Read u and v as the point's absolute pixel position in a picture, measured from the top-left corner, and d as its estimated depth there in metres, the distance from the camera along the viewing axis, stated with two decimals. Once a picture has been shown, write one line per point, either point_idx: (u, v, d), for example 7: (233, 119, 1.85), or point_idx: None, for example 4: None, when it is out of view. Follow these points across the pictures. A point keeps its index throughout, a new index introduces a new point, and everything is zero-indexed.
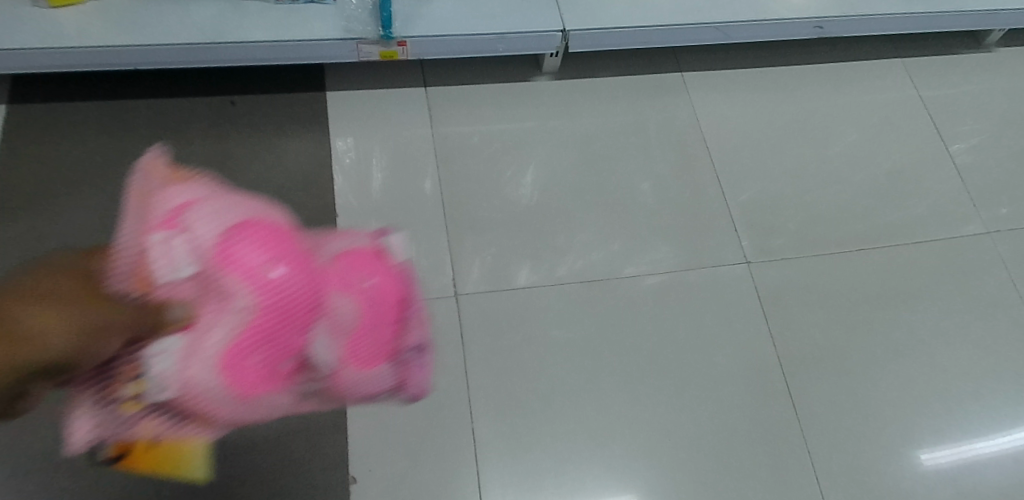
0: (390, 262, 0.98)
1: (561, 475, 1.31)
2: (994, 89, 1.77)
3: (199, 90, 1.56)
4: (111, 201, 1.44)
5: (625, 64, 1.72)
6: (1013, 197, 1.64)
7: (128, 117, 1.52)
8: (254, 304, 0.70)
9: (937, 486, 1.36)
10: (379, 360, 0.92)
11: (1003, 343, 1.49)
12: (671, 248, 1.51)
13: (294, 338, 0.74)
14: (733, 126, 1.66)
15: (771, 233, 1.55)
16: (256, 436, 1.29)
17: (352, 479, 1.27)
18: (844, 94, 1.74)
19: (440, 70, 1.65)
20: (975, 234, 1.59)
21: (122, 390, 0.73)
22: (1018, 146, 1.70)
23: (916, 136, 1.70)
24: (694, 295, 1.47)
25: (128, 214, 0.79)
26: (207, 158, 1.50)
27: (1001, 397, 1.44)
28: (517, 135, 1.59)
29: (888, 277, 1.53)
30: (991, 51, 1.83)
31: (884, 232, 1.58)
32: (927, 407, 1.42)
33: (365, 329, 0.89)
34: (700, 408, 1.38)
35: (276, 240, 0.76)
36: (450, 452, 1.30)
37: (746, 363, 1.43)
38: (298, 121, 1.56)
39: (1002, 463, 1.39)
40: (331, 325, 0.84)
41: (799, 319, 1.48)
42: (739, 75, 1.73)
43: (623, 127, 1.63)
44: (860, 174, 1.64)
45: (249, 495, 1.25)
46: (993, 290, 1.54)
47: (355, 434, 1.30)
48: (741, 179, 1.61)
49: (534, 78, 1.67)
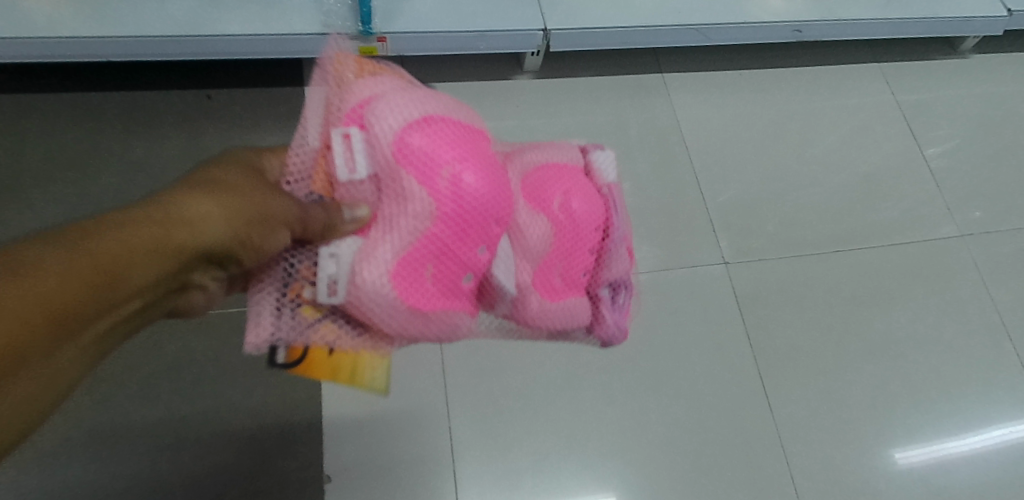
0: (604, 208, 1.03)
1: (539, 473, 1.30)
2: (968, 95, 1.80)
3: (175, 83, 1.54)
4: (84, 194, 1.41)
5: (606, 64, 1.72)
6: (985, 201, 1.67)
7: (101, 110, 1.50)
8: (435, 209, 0.79)
9: (910, 485, 1.38)
10: (569, 292, 0.98)
11: (975, 345, 1.51)
12: (649, 248, 1.52)
13: (474, 239, 0.83)
14: (713, 128, 1.67)
15: (749, 234, 1.57)
16: (230, 433, 1.28)
17: (327, 477, 1.26)
18: (822, 97, 1.75)
19: (420, 67, 1.64)
20: (948, 237, 1.62)
21: (306, 293, 0.87)
22: (991, 151, 1.73)
23: (892, 140, 1.72)
24: (672, 295, 1.48)
25: (310, 117, 0.90)
26: (182, 152, 1.48)
27: (973, 397, 1.46)
28: (498, 134, 1.59)
29: (863, 278, 1.55)
30: (965, 57, 1.86)
31: (859, 234, 1.60)
32: (900, 407, 1.44)
33: (563, 254, 0.97)
34: (676, 407, 1.39)
35: (457, 146, 0.83)
36: (427, 450, 1.30)
37: (722, 363, 1.44)
38: (276, 116, 1.54)
39: (973, 462, 1.41)
40: (516, 246, 0.92)
41: (775, 319, 1.49)
42: (718, 76, 1.74)
43: (603, 127, 1.64)
44: (836, 177, 1.65)
45: (222, 493, 1.24)
46: (966, 293, 1.56)
47: (332, 431, 1.29)
48: (720, 180, 1.62)
49: (515, 77, 1.66)
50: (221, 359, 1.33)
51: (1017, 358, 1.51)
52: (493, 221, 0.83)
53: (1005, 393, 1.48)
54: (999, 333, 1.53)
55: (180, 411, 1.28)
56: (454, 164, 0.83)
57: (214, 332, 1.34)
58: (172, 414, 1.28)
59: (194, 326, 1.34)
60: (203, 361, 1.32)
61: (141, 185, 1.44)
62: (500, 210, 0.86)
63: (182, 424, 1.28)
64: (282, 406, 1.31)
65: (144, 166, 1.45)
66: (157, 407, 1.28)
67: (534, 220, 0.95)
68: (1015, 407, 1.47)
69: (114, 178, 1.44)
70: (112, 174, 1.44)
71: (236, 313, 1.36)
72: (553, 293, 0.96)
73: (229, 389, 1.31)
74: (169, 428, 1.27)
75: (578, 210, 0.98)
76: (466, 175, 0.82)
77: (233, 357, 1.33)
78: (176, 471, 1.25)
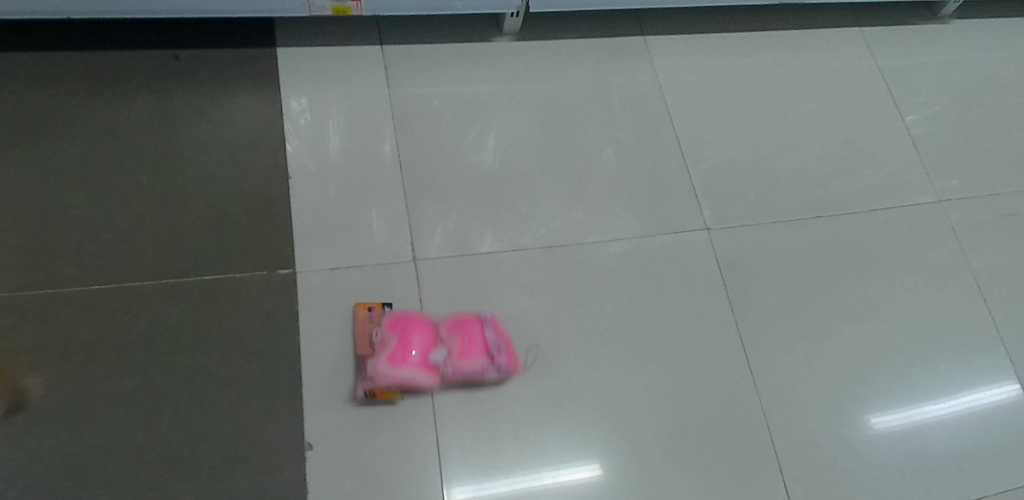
0: (498, 315, 1.37)
1: (521, 440, 1.30)
2: (949, 60, 1.79)
3: (141, 42, 1.49)
4: (48, 159, 1.37)
5: (588, 27, 1.69)
6: (964, 168, 1.67)
7: (64, 71, 1.44)
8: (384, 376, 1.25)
9: (886, 447, 1.40)
10: (476, 358, 1.29)
11: (952, 310, 1.53)
12: (632, 214, 1.51)
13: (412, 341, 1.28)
14: (695, 93, 1.65)
15: (731, 200, 1.56)
16: (207, 403, 1.26)
17: (307, 445, 1.25)
18: (804, 62, 1.74)
19: (397, 29, 1.60)
20: (927, 203, 1.62)
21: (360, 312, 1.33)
22: (970, 117, 1.73)
23: (873, 105, 1.72)
24: (654, 261, 1.47)
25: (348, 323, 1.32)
26: (151, 116, 1.43)
27: (948, 361, 1.48)
28: (478, 98, 1.56)
29: (843, 244, 1.55)
30: (947, 22, 1.85)
31: (840, 200, 1.59)
32: (879, 371, 1.45)
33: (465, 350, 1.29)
34: (658, 372, 1.39)
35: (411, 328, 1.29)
36: (408, 418, 1.29)
37: (704, 328, 1.44)
38: (248, 79, 1.49)
39: (948, 425, 1.43)
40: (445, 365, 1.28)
41: (757, 284, 1.49)
42: (701, 40, 1.72)
43: (585, 92, 1.61)
44: (818, 142, 1.65)
45: (200, 463, 1.22)
46: (944, 258, 1.57)
47: (312, 400, 1.28)
48: (702, 146, 1.60)
49: (494, 39, 1.63)
50: (195, 328, 1.30)
51: (993, 323, 1.53)
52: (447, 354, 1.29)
53: (980, 356, 1.50)
54: (975, 298, 1.55)
55: (154, 380, 1.26)
56: (412, 322, 1.30)
57: (188, 300, 1.32)
58: (146, 384, 1.26)
59: (167, 294, 1.31)
60: (177, 329, 1.30)
61: (109, 150, 1.39)
62: (431, 339, 1.30)
63: (157, 394, 1.25)
64: (260, 375, 1.28)
65: (111, 130, 1.41)
66: (131, 377, 1.26)
67: (458, 312, 1.36)
68: (990, 371, 1.49)
69: (79, 143, 1.39)
70: (78, 139, 1.39)
71: (210, 280, 1.33)
72: (463, 359, 1.28)
73: (205, 358, 1.28)
74: (144, 398, 1.25)
75: (481, 327, 1.32)
76: (411, 336, 1.28)
77: (209, 326, 1.30)
78: (152, 441, 1.23)
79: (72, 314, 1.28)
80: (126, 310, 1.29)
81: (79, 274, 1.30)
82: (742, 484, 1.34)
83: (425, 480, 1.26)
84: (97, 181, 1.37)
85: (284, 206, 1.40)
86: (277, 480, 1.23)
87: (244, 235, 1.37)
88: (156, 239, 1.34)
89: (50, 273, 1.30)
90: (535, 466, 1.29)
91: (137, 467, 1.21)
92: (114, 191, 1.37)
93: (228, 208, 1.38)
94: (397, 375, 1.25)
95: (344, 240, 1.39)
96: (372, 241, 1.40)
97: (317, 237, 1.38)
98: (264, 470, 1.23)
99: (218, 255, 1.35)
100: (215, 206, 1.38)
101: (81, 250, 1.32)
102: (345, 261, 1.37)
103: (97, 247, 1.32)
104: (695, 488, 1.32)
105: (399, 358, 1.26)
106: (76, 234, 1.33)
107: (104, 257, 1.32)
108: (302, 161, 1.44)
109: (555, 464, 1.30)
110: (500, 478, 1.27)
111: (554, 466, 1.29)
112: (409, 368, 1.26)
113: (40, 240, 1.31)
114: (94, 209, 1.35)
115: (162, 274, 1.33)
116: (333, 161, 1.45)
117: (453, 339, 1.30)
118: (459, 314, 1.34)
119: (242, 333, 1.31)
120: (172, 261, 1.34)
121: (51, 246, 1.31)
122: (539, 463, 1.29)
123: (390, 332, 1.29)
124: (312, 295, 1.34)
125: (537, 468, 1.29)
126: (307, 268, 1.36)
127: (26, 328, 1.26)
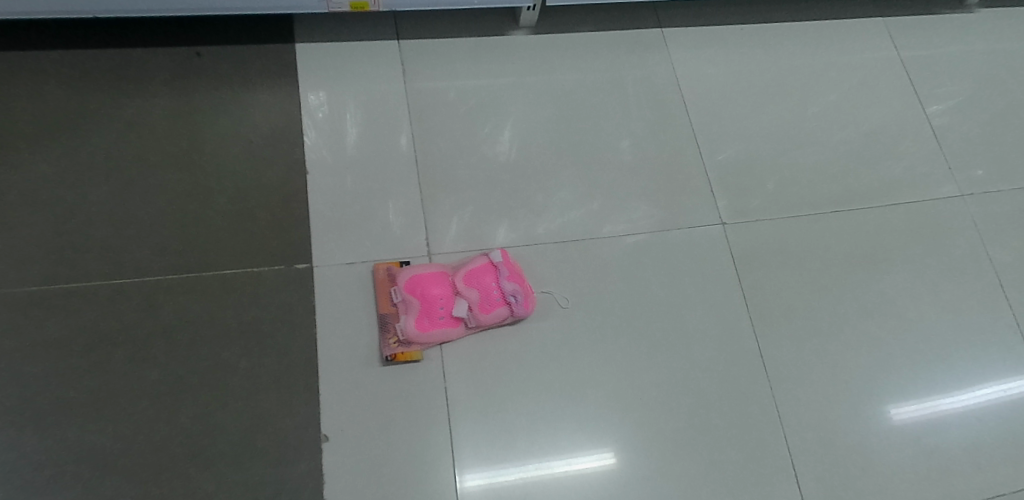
0: (507, 251, 1.42)
1: (534, 433, 1.32)
2: (972, 51, 1.76)
3: (162, 39, 1.51)
4: (72, 156, 1.40)
5: (605, 19, 1.68)
6: (987, 160, 1.65)
7: (87, 68, 1.46)
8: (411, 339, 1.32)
9: (901, 442, 1.40)
10: (497, 304, 1.35)
11: (971, 306, 1.51)
12: (647, 208, 1.51)
13: (430, 303, 1.34)
14: (713, 86, 1.64)
15: (748, 193, 1.55)
16: (226, 392, 1.29)
17: (323, 437, 1.27)
18: (826, 54, 1.72)
19: (414, 23, 1.60)
20: (948, 197, 1.60)
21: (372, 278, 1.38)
22: (993, 108, 1.70)
23: (894, 97, 1.69)
24: (668, 257, 1.47)
25: (366, 283, 1.38)
26: (172, 111, 1.45)
27: (966, 357, 1.47)
28: (494, 92, 1.56)
29: (862, 238, 1.54)
30: (972, 12, 1.81)
31: (859, 194, 1.58)
32: (895, 366, 1.45)
33: (480, 291, 1.35)
34: (671, 367, 1.39)
35: (422, 290, 1.34)
36: (423, 411, 1.31)
37: (718, 324, 1.44)
38: (267, 74, 1.51)
39: (964, 421, 1.42)
40: (465, 312, 1.34)
41: (772, 279, 1.49)
42: (719, 32, 1.70)
43: (601, 85, 1.61)
44: (836, 135, 1.63)
45: (220, 454, 1.26)
46: (964, 252, 1.56)
47: (328, 393, 1.30)
48: (719, 140, 1.59)
49: (510, 32, 1.63)
50: (216, 321, 1.33)
51: (1014, 319, 1.51)
52: (464, 300, 1.34)
53: (999, 352, 1.48)
54: (995, 293, 1.53)
55: (176, 372, 1.29)
56: (425, 283, 1.35)
57: (208, 294, 1.34)
58: (168, 376, 1.29)
59: (189, 288, 1.34)
60: (198, 322, 1.32)
61: (133, 145, 1.42)
62: (449, 294, 1.35)
63: (179, 386, 1.29)
64: (277, 368, 1.31)
65: (134, 127, 1.43)
66: (153, 369, 1.29)
67: (469, 259, 1.40)
68: (1008, 366, 1.47)
69: (102, 139, 1.42)
70: (102, 133, 1.42)
71: (230, 274, 1.36)
72: (485, 308, 1.34)
73: (225, 350, 1.31)
74: (166, 389, 1.28)
75: (496, 277, 1.36)
76: (431, 298, 1.34)
77: (229, 319, 1.33)
78: (174, 431, 1.26)
79: (97, 307, 1.31)
80: (148, 303, 1.33)
81: (103, 268, 1.34)
82: (753, 479, 1.34)
83: (438, 470, 1.28)
84: (120, 176, 1.40)
85: (301, 201, 1.42)
86: (295, 470, 1.26)
87: (263, 229, 1.39)
88: (177, 232, 1.37)
89: (75, 267, 1.33)
90: (547, 457, 1.31)
91: (159, 458, 1.25)
92: (137, 187, 1.39)
93: (247, 203, 1.41)
94: (427, 338, 1.33)
95: (362, 235, 1.41)
96: (388, 235, 1.41)
97: (332, 232, 1.40)
98: (283, 460, 1.26)
99: (238, 248, 1.38)
100: (235, 199, 1.41)
101: (106, 244, 1.35)
102: (361, 255, 1.39)
103: (120, 241, 1.36)
104: (707, 483, 1.33)
105: (428, 324, 1.33)
106: (100, 229, 1.36)
107: (128, 252, 1.35)
108: (319, 155, 1.45)
109: (566, 456, 1.31)
110: (512, 469, 1.29)
111: (565, 458, 1.31)
112: (436, 323, 1.34)
113: (67, 235, 1.35)
114: (117, 205, 1.38)
115: (184, 267, 1.36)
116: (350, 155, 1.46)
117: (469, 292, 1.35)
118: (469, 263, 1.38)
119: (260, 326, 1.33)
120: (192, 256, 1.36)
121: (75, 240, 1.35)
122: (551, 455, 1.31)
123: (411, 294, 1.34)
124: (329, 287, 1.36)
125: (549, 459, 1.31)
126: (324, 261, 1.38)
127: (51, 321, 1.30)
